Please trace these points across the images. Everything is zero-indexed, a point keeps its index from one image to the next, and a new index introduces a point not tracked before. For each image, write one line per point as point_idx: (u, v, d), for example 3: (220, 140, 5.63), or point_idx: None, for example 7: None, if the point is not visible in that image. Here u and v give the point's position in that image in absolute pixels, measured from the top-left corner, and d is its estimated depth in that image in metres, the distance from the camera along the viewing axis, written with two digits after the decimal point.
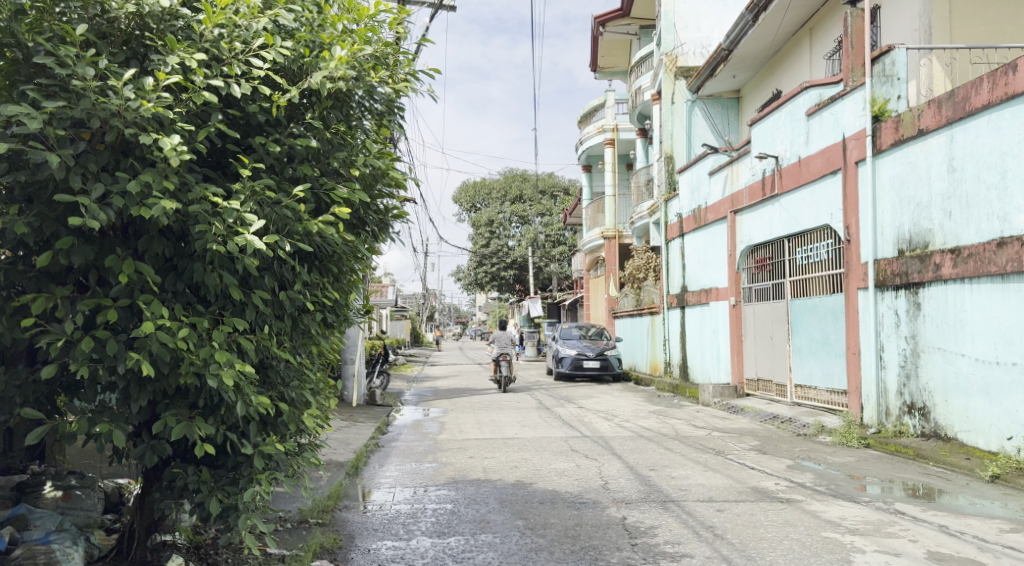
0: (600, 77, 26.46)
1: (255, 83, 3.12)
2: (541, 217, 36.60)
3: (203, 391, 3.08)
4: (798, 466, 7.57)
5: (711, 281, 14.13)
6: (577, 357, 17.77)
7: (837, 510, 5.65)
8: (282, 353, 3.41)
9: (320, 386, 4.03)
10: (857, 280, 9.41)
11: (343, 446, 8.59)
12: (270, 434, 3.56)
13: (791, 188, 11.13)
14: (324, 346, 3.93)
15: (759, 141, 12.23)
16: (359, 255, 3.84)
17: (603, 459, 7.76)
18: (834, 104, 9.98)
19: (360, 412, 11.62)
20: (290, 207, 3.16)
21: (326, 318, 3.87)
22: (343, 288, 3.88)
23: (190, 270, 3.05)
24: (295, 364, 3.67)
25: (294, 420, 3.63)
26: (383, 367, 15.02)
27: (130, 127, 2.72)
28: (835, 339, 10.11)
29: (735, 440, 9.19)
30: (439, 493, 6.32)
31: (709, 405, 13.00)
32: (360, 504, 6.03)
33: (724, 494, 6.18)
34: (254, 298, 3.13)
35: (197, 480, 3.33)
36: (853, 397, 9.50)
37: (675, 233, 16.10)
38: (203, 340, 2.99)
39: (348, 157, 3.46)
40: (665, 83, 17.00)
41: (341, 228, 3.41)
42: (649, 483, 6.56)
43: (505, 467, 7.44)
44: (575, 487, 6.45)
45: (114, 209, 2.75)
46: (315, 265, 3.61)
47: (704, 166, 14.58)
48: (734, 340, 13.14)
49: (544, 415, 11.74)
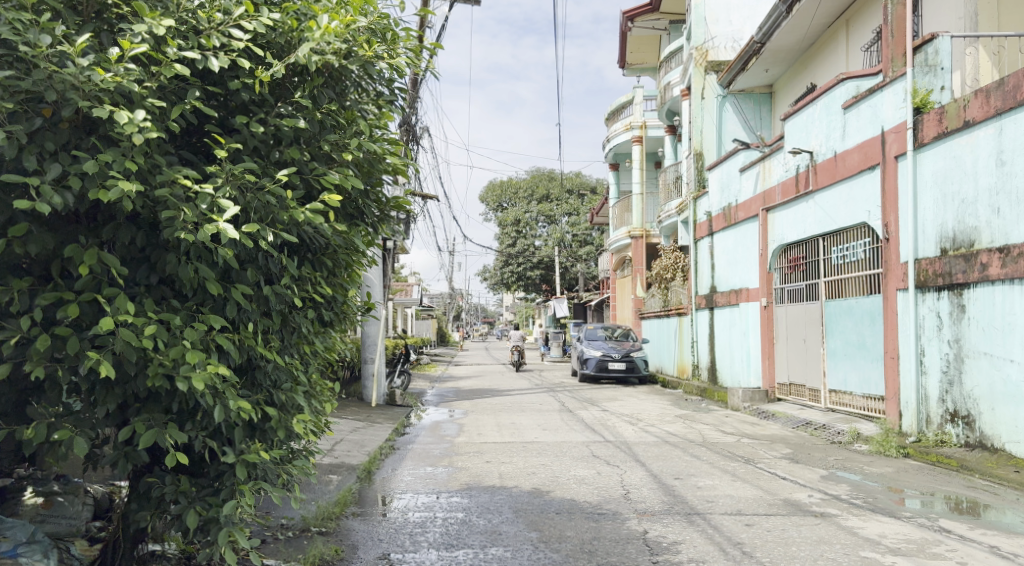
0: (628, 74, 26.06)
1: (234, 55, 2.82)
2: (568, 217, 36.11)
3: (177, 394, 2.81)
4: (833, 477, 7.14)
5: (742, 282, 13.68)
6: (601, 358, 17.41)
7: (875, 527, 5.25)
8: (268, 353, 3.14)
9: (315, 388, 3.80)
10: (896, 280, 8.94)
11: (357, 447, 8.35)
12: (256, 441, 3.29)
13: (826, 185, 10.68)
14: (318, 346, 3.68)
15: (793, 137, 11.77)
16: (356, 249, 3.56)
17: (625, 466, 7.41)
18: (873, 95, 9.51)
19: (379, 412, 11.38)
20: (273, 192, 2.88)
21: (318, 316, 3.61)
22: (339, 284, 3.63)
23: (164, 261, 2.79)
24: (285, 365, 3.39)
25: (284, 425, 3.36)
26: (404, 367, 14.78)
27: (89, 101, 2.45)
28: (872, 343, 9.65)
29: (765, 447, 8.78)
30: (451, 500, 6.02)
31: (739, 410, 12.59)
32: (374, 510, 5.74)
33: (754, 507, 5.79)
34: (234, 293, 2.86)
35: (175, 492, 3.06)
36: (890, 403, 9.03)
37: (704, 232, 15.64)
38: (175, 338, 2.73)
39: (341, 140, 3.17)
40: (694, 78, 16.47)
41: (332, 217, 3.13)
42: (674, 494, 6.20)
43: (522, 473, 7.12)
44: (595, 496, 6.10)
45: (73, 193, 2.48)
46: (307, 258, 3.34)
47: (734, 162, 14.13)
48: (765, 342, 12.68)
49: (566, 418, 11.39)
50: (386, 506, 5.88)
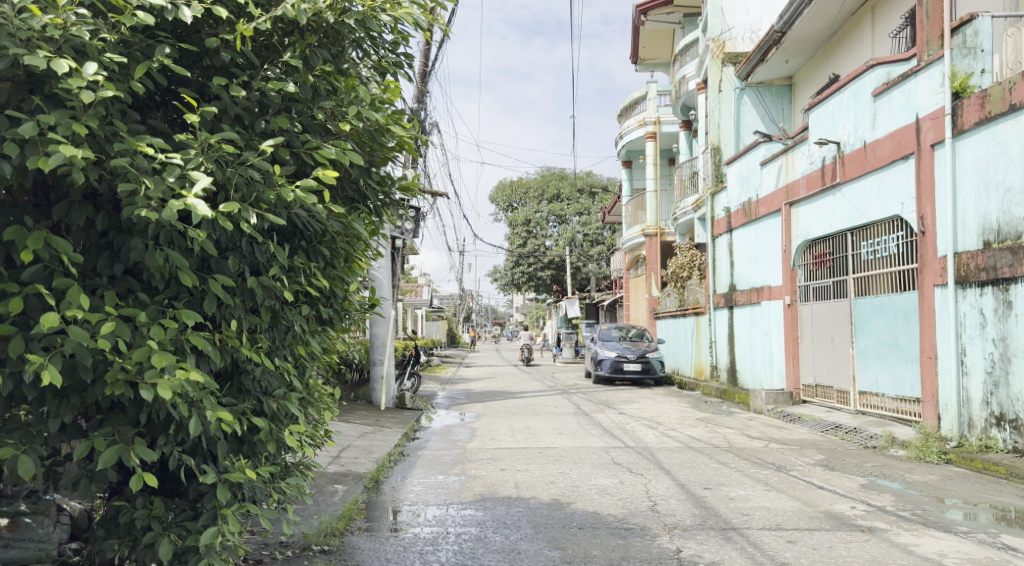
0: (641, 69, 25.57)
1: (208, 4, 2.39)
2: (580, 217, 35.60)
3: (145, 404, 2.38)
4: (873, 485, 6.65)
5: (763, 279, 13.19)
6: (617, 359, 16.90)
7: (931, 544, 4.78)
8: (254, 355, 2.72)
9: (311, 395, 3.39)
10: (933, 275, 8.43)
11: (365, 454, 7.91)
12: (243, 456, 2.88)
13: (855, 176, 10.19)
14: (315, 346, 3.26)
15: (818, 127, 11.29)
16: (355, 236, 3.15)
17: (649, 474, 6.95)
18: (906, 81, 9.02)
19: (388, 416, 10.93)
20: (258, 167, 2.48)
21: (315, 312, 3.20)
22: (339, 277, 3.21)
23: (129, 247, 2.37)
24: (276, 368, 2.97)
25: (274, 438, 2.95)
26: (414, 368, 14.34)
27: (29, 51, 2.03)
28: (906, 342, 9.16)
29: (796, 453, 8.30)
30: (465, 512, 5.57)
31: (763, 413, 12.11)
32: (384, 525, 5.28)
33: (793, 521, 5.32)
34: (212, 286, 2.45)
35: (147, 517, 2.62)
36: (927, 406, 8.54)
37: (722, 228, 15.14)
38: (139, 338, 2.30)
39: (337, 108, 2.75)
40: (710, 70, 15.93)
41: (327, 198, 2.70)
42: (706, 506, 5.74)
43: (539, 482, 6.67)
44: (620, 509, 5.65)
45: (10, 162, 2.06)
46: (301, 247, 2.92)
47: (755, 156, 13.63)
48: (789, 342, 12.19)
49: (583, 422, 10.93)
50: (396, 520, 5.43)
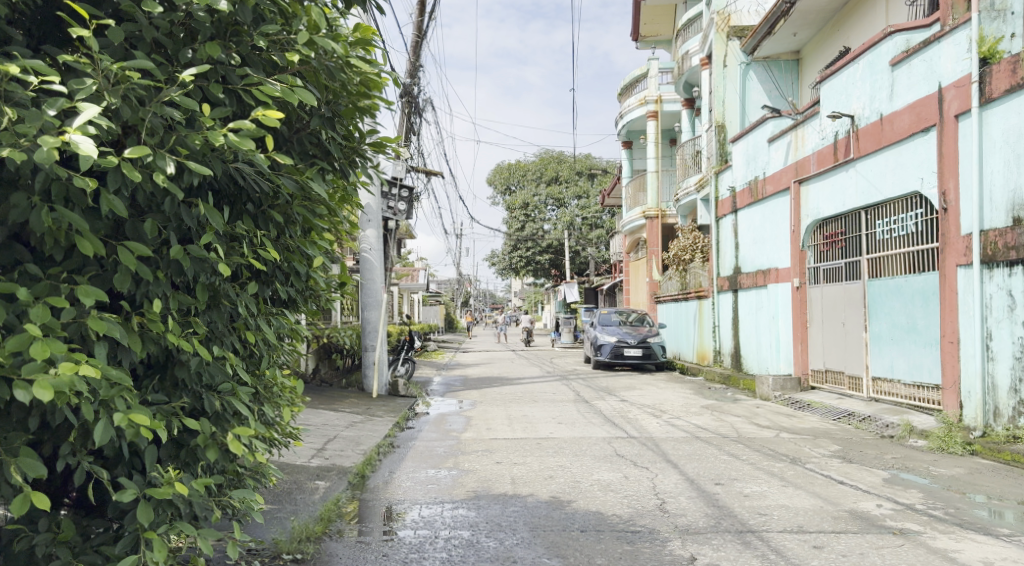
0: (641, 47, 24.95)
1: None
2: (579, 200, 35.00)
3: (34, 406, 1.88)
4: (897, 480, 6.16)
5: (770, 261, 12.68)
6: (617, 344, 16.40)
7: (974, 550, 4.29)
8: (183, 344, 2.21)
9: (267, 390, 2.89)
10: (956, 255, 7.91)
11: (352, 446, 7.38)
12: (178, 464, 2.40)
13: (869, 151, 9.68)
14: (271, 331, 2.75)
15: (831, 100, 10.74)
16: (314, 201, 2.64)
17: (655, 468, 6.46)
18: (928, 49, 8.47)
19: (380, 404, 10.38)
20: (177, 105, 1.97)
21: (269, 292, 2.70)
22: (297, 250, 2.70)
23: (8, 203, 1.85)
24: (219, 358, 2.46)
25: (216, 442, 2.45)
26: (408, 354, 13.78)
27: None
28: (924, 326, 8.67)
29: (809, 443, 7.81)
30: (456, 513, 5.08)
31: (769, 400, 11.63)
32: (377, 529, 4.79)
33: (817, 522, 4.84)
34: (119, 254, 1.94)
35: (51, 544, 2.09)
36: (948, 394, 8.04)
37: (727, 209, 14.58)
38: (14, 322, 1.80)
39: (284, 36, 2.24)
40: (715, 44, 15.23)
41: (270, 146, 2.19)
42: (719, 505, 5.25)
43: (538, 477, 6.18)
44: (625, 508, 5.16)
45: None
46: (245, 211, 2.41)
47: (762, 132, 13.06)
48: (798, 327, 11.70)
49: (583, 410, 10.42)
50: (390, 522, 4.92)
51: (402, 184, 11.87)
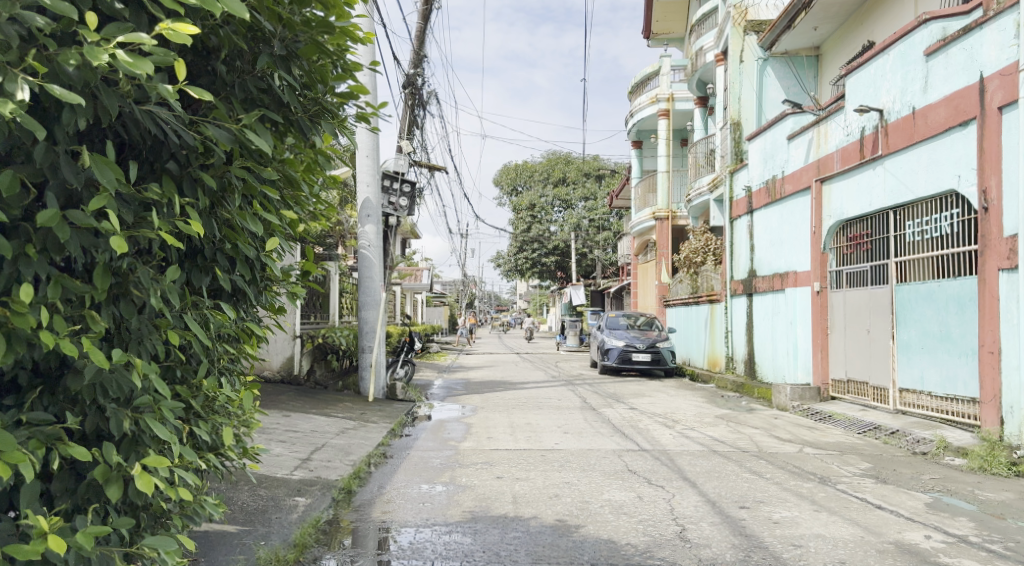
0: (653, 44, 24.42)
1: None
2: (585, 202, 34.36)
3: None
4: (940, 505, 5.54)
5: (788, 264, 12.05)
6: (625, 349, 15.78)
7: None
8: (67, 345, 1.64)
9: (202, 405, 2.32)
10: (998, 257, 7.28)
11: (341, 456, 6.79)
12: (69, 501, 1.83)
13: (900, 148, 9.07)
14: (207, 328, 2.18)
15: (857, 94, 10.13)
16: (257, 161, 2.08)
17: (672, 487, 5.86)
18: (967, 36, 7.85)
19: (375, 408, 9.76)
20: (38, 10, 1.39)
21: (205, 282, 2.13)
22: (239, 227, 2.13)
23: None
24: (127, 365, 1.88)
25: (122, 473, 1.87)
26: (408, 356, 13.15)
27: None
28: (959, 335, 8.03)
29: (837, 460, 7.19)
30: (449, 539, 4.49)
31: (787, 410, 11.02)
32: (367, 557, 4.18)
33: (861, 557, 4.23)
34: None
35: None
36: (988, 408, 7.42)
37: (742, 209, 13.96)
38: None
39: None
40: (731, 38, 14.53)
41: (184, 77, 1.63)
42: (747, 534, 4.65)
43: (543, 496, 5.58)
44: (641, 537, 4.56)
45: None
46: (165, 170, 1.86)
47: (781, 129, 12.42)
48: (818, 333, 11.09)
49: (590, 419, 9.81)
50: (384, 550, 4.30)
51: (404, 178, 11.27)
